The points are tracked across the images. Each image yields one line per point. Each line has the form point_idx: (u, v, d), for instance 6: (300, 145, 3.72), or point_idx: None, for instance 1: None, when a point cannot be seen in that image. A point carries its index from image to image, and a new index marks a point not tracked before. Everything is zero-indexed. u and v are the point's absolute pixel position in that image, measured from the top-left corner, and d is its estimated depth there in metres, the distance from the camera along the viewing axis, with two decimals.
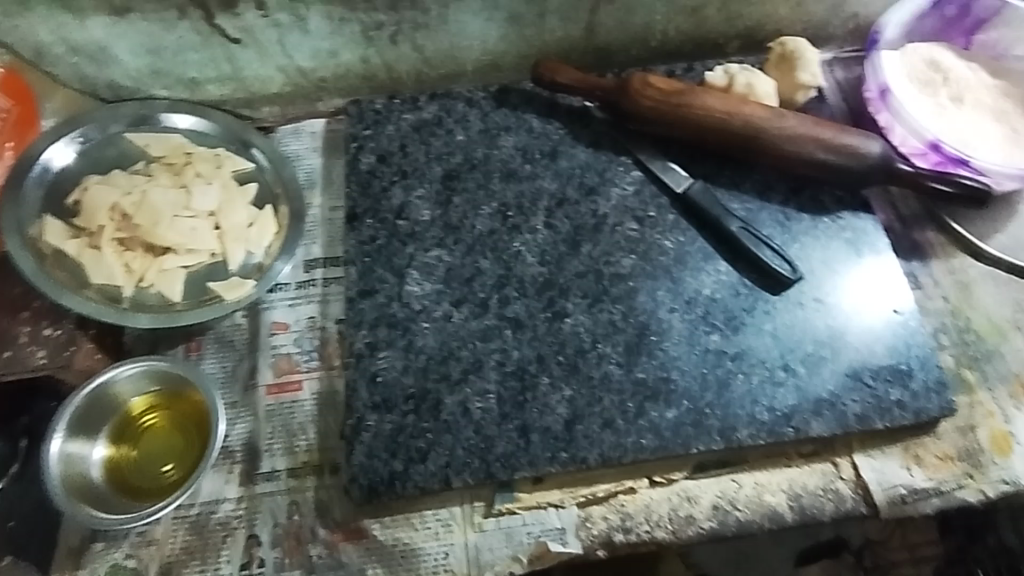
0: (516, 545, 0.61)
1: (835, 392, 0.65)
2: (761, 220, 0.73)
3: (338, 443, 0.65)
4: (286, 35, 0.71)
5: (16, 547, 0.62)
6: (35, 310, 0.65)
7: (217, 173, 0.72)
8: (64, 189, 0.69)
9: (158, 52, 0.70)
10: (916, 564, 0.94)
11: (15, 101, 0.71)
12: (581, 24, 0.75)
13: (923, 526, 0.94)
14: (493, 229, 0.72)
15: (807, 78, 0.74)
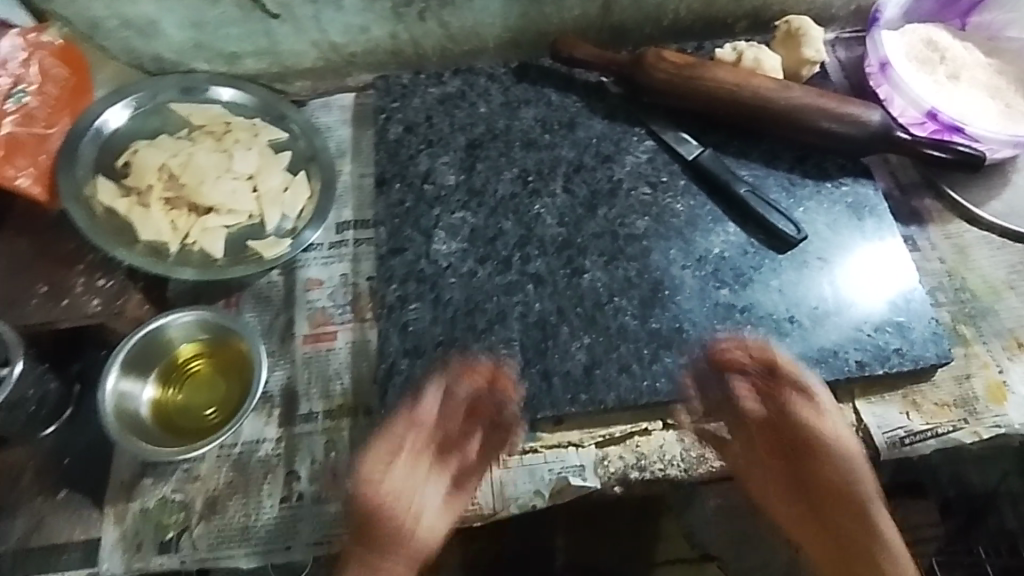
0: (539, 481, 0.66)
1: (838, 343, 0.70)
2: (767, 185, 0.77)
3: (370, 387, 0.69)
4: (321, 10, 0.75)
5: (72, 481, 0.67)
6: (89, 264, 0.68)
7: (254, 141, 0.75)
8: (113, 152, 0.74)
9: (202, 26, 0.75)
10: (917, 545, 0.96)
11: (71, 70, 0.71)
12: (597, 3, 0.80)
13: (926, 509, 0.97)
14: (514, 193, 0.77)
15: (811, 54, 0.78)
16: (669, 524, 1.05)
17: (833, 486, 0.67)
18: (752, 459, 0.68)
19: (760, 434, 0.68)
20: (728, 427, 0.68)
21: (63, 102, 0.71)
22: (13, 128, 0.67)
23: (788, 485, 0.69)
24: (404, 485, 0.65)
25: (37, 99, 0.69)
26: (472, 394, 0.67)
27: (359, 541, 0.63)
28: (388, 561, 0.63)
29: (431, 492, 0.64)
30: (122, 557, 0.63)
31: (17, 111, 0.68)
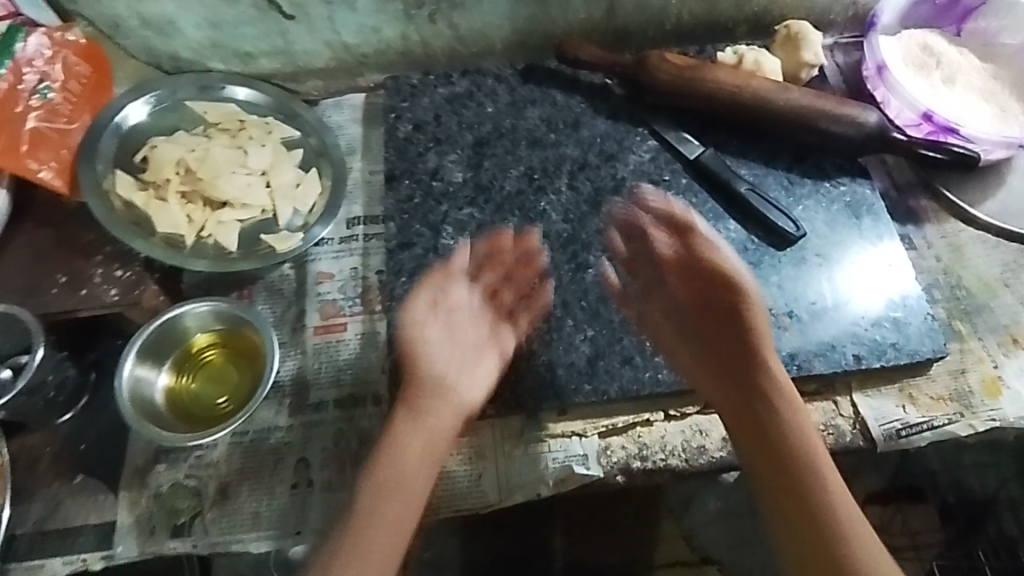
0: (543, 469, 0.67)
1: (836, 337, 0.71)
2: (767, 184, 0.79)
3: (379, 377, 0.71)
4: (335, 11, 0.78)
5: (87, 467, 0.68)
6: (106, 255, 0.71)
7: (267, 138, 0.77)
8: (132, 147, 0.76)
9: (219, 26, 0.77)
10: (919, 552, 0.95)
11: (94, 68, 0.75)
12: (602, 6, 0.82)
13: (925, 514, 0.98)
14: (520, 190, 0.79)
15: (810, 57, 0.80)
16: (670, 526, 1.01)
17: (786, 412, 0.61)
18: (699, 360, 0.65)
19: (710, 339, 0.65)
20: (668, 314, 0.68)
21: (85, 99, 0.74)
22: (36, 123, 0.71)
23: (747, 413, 0.62)
24: (444, 331, 0.66)
25: (60, 95, 0.73)
26: (507, 254, 0.71)
27: (408, 398, 0.64)
28: (430, 410, 0.64)
29: (467, 314, 0.67)
30: (136, 540, 0.65)
31: (41, 106, 0.72)
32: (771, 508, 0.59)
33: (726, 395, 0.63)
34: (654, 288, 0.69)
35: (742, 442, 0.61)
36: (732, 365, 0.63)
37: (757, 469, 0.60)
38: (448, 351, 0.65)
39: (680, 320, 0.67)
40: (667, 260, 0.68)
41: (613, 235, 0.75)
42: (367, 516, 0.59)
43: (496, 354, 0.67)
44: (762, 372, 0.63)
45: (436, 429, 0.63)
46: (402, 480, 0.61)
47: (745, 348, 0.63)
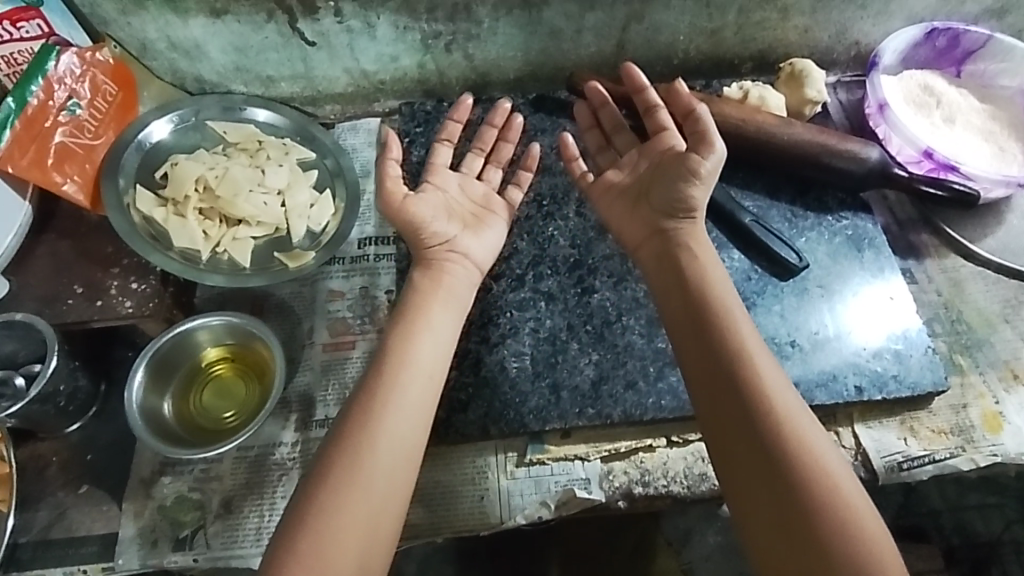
0: (545, 492, 0.68)
1: (837, 368, 0.72)
2: (770, 216, 0.81)
3: None
4: (355, 39, 0.80)
5: (94, 476, 0.69)
6: (123, 267, 0.73)
7: (285, 158, 0.79)
8: (154, 163, 0.78)
9: (244, 50, 0.80)
10: None
11: (121, 87, 0.78)
12: (612, 41, 0.85)
13: (930, 555, 0.95)
14: (530, 215, 0.80)
15: (813, 94, 0.83)
16: (667, 561, 0.97)
17: (752, 370, 0.58)
18: (669, 306, 0.65)
19: (681, 286, 0.65)
20: (648, 245, 0.70)
21: (111, 116, 0.77)
22: (64, 139, 0.73)
23: (712, 368, 0.59)
24: (442, 196, 0.73)
25: (87, 111, 0.75)
26: (485, 132, 0.80)
27: (424, 259, 0.69)
28: (446, 271, 0.69)
29: (457, 180, 0.75)
30: (138, 552, 0.65)
31: (70, 122, 0.74)
32: (734, 475, 0.55)
33: (690, 346, 0.61)
34: (629, 170, 0.75)
35: (705, 398, 0.59)
36: (699, 318, 0.62)
37: (719, 434, 0.57)
38: (449, 212, 0.72)
39: (658, 236, 0.69)
40: (648, 150, 0.74)
41: (588, 134, 0.81)
42: (385, 404, 0.58)
43: (484, 218, 0.74)
44: (727, 324, 0.61)
45: (454, 287, 0.68)
46: (420, 363, 0.61)
47: (710, 301, 0.63)
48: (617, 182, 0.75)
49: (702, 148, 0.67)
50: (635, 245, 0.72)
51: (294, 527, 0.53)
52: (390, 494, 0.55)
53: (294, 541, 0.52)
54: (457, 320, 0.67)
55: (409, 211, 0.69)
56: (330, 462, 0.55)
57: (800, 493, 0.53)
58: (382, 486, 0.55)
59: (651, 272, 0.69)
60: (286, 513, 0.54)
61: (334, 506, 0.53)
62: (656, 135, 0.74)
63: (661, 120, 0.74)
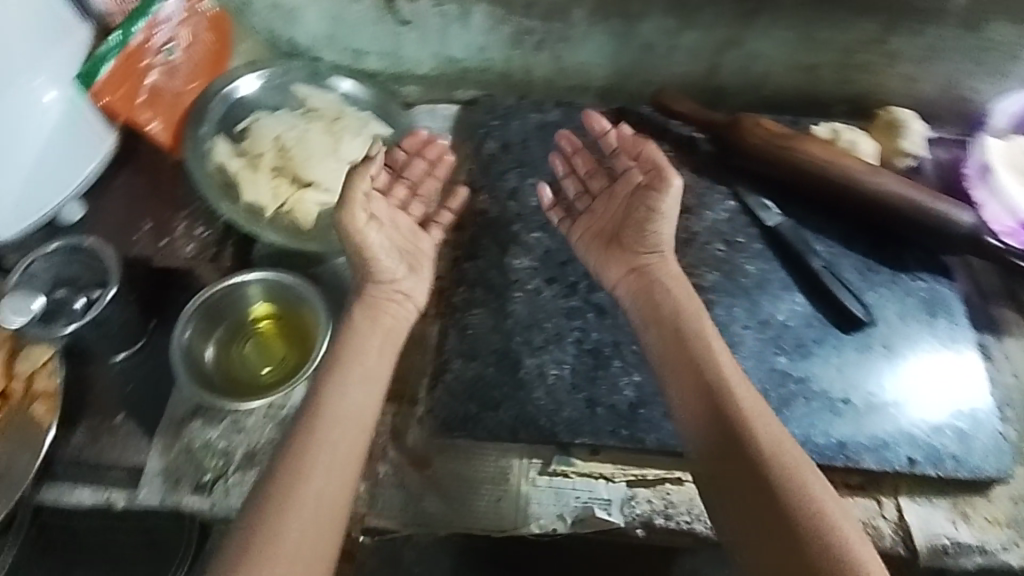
0: (564, 505, 0.66)
1: (892, 435, 0.68)
2: (843, 265, 0.77)
3: (419, 379, 0.71)
4: (449, 25, 0.80)
5: (131, 407, 0.71)
6: (191, 212, 0.77)
7: (361, 131, 0.80)
8: (237, 117, 0.79)
9: (340, 21, 0.81)
10: None
11: (216, 37, 0.79)
12: (705, 63, 0.83)
13: None
14: None
15: (908, 145, 0.79)
16: None
17: (733, 401, 0.56)
18: (654, 335, 0.63)
19: (669, 315, 0.63)
20: (633, 279, 0.67)
21: (204, 66, 0.79)
22: (157, 80, 0.75)
23: (698, 403, 0.57)
24: (388, 232, 0.69)
25: (183, 57, 0.76)
26: (415, 163, 0.77)
27: (366, 296, 0.67)
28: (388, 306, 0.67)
29: (391, 213, 0.72)
30: (161, 488, 0.66)
31: (164, 65, 0.75)
32: (732, 514, 0.52)
33: (674, 379, 0.59)
34: (600, 214, 0.72)
35: (694, 434, 0.56)
36: (682, 348, 0.60)
37: (712, 472, 0.54)
38: (395, 247, 0.69)
39: (637, 269, 0.67)
40: (618, 193, 0.70)
41: (565, 179, 0.76)
42: (336, 393, 0.59)
43: (421, 254, 0.72)
44: (707, 353, 0.59)
45: (397, 328, 0.67)
46: (367, 354, 0.63)
47: (689, 331, 0.61)
48: (593, 230, 0.72)
49: (657, 181, 0.65)
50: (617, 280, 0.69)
51: (259, 515, 0.52)
52: (331, 504, 0.53)
53: (260, 532, 0.51)
54: (406, 312, 0.68)
55: (361, 241, 0.66)
56: (290, 453, 0.55)
57: (795, 526, 0.49)
58: (340, 470, 0.55)
59: (635, 303, 0.66)
60: (246, 508, 0.53)
61: (297, 487, 0.53)
62: (624, 174, 0.70)
63: (626, 157, 0.70)
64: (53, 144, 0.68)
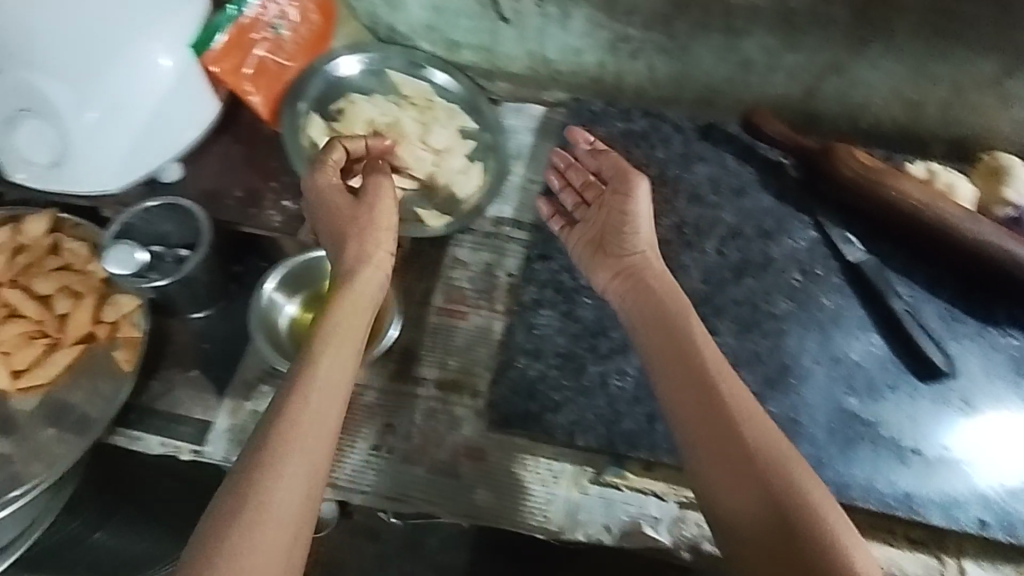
0: (612, 517, 0.66)
1: (962, 493, 0.65)
2: (926, 310, 0.74)
3: (482, 372, 0.72)
4: (548, 26, 0.80)
5: (206, 364, 0.74)
6: (282, 184, 0.78)
7: (449, 123, 0.81)
8: (332, 97, 0.80)
9: (442, 11, 0.82)
10: None
11: (322, 17, 0.81)
12: (803, 87, 0.80)
13: None
14: (669, 239, 0.78)
15: (1014, 194, 0.75)
16: None
17: (727, 401, 0.53)
18: (646, 331, 0.60)
19: (662, 310, 0.60)
20: (628, 275, 0.64)
21: (309, 44, 0.80)
22: (264, 54, 0.76)
23: (693, 405, 0.54)
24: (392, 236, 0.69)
25: (290, 34, 0.78)
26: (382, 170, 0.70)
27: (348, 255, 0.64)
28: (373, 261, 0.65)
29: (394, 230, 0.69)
30: (226, 446, 0.69)
31: (271, 39, 0.77)
32: (738, 520, 0.50)
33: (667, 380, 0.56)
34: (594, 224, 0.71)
35: (691, 434, 0.53)
36: (676, 346, 0.57)
37: (713, 476, 0.51)
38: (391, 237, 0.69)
39: (625, 267, 0.65)
40: (605, 201, 0.69)
41: (563, 193, 0.75)
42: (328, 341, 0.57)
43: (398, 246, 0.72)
44: (699, 352, 0.56)
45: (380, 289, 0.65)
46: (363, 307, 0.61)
47: (680, 328, 0.58)
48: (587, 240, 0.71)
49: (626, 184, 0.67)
50: (610, 277, 0.66)
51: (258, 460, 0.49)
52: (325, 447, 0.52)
53: (260, 478, 0.48)
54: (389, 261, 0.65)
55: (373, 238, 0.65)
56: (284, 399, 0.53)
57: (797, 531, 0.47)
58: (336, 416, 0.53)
59: (626, 301, 0.64)
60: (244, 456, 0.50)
61: (297, 432, 0.51)
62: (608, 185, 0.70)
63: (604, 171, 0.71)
64: (160, 111, 0.70)
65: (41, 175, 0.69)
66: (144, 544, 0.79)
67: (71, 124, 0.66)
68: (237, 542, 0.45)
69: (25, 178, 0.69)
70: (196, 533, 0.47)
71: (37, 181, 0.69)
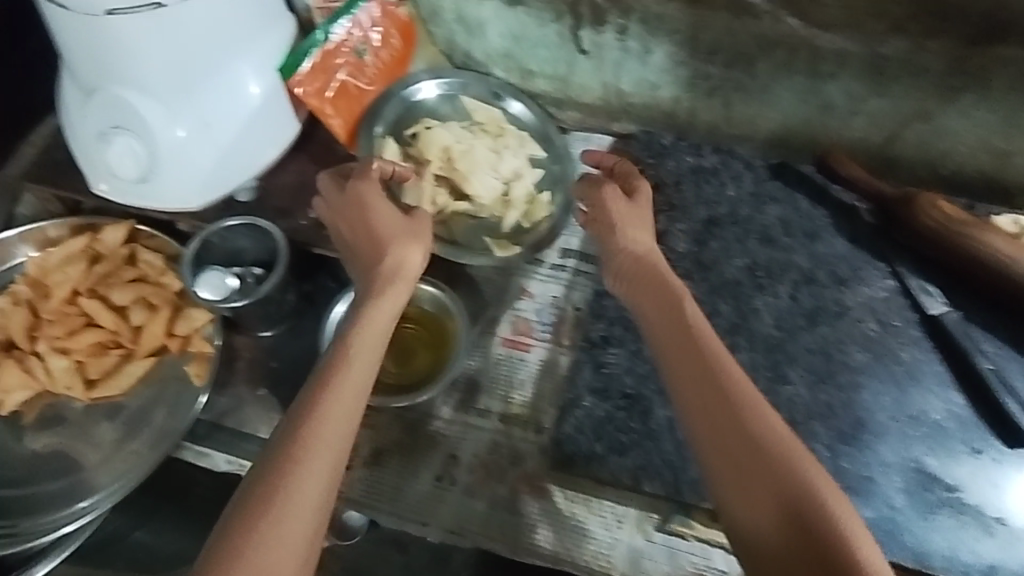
0: (677, 566, 0.64)
1: None
2: (1011, 371, 0.71)
3: (547, 408, 0.72)
4: (626, 60, 0.80)
5: (274, 383, 0.75)
6: None
7: (519, 150, 0.81)
8: (406, 121, 0.81)
9: (520, 40, 0.81)
10: None
11: (402, 41, 0.81)
12: (885, 133, 0.78)
13: None
14: (740, 281, 0.77)
15: None
16: None
17: (733, 391, 0.51)
18: (653, 322, 0.59)
19: (668, 301, 0.59)
20: (636, 268, 0.64)
21: (388, 68, 0.81)
22: (345, 77, 0.77)
23: (699, 399, 0.52)
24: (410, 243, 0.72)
25: (372, 57, 0.78)
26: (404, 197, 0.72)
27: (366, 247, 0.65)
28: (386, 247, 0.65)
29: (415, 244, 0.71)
30: None
31: (353, 63, 0.77)
32: (744, 518, 0.47)
33: (671, 372, 0.54)
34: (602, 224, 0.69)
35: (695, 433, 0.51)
36: (681, 337, 0.55)
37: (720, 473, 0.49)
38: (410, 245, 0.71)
39: (629, 265, 0.64)
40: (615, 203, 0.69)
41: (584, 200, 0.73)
42: (349, 328, 0.58)
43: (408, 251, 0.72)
44: (705, 343, 0.54)
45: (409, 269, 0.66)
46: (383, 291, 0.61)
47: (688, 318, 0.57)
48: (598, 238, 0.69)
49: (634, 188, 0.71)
50: (619, 270, 0.65)
51: (282, 450, 0.51)
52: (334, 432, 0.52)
53: (281, 465, 0.50)
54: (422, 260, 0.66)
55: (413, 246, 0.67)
56: (308, 386, 0.54)
57: (808, 533, 0.45)
58: (350, 399, 0.54)
59: (633, 297, 0.63)
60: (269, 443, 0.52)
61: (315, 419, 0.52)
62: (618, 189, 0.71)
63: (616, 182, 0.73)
64: (245, 128, 0.70)
65: (129, 191, 0.70)
66: (182, 539, 0.74)
67: (161, 138, 0.67)
68: (258, 528, 0.47)
69: (113, 193, 0.71)
70: (223, 520, 0.49)
71: (124, 197, 0.70)
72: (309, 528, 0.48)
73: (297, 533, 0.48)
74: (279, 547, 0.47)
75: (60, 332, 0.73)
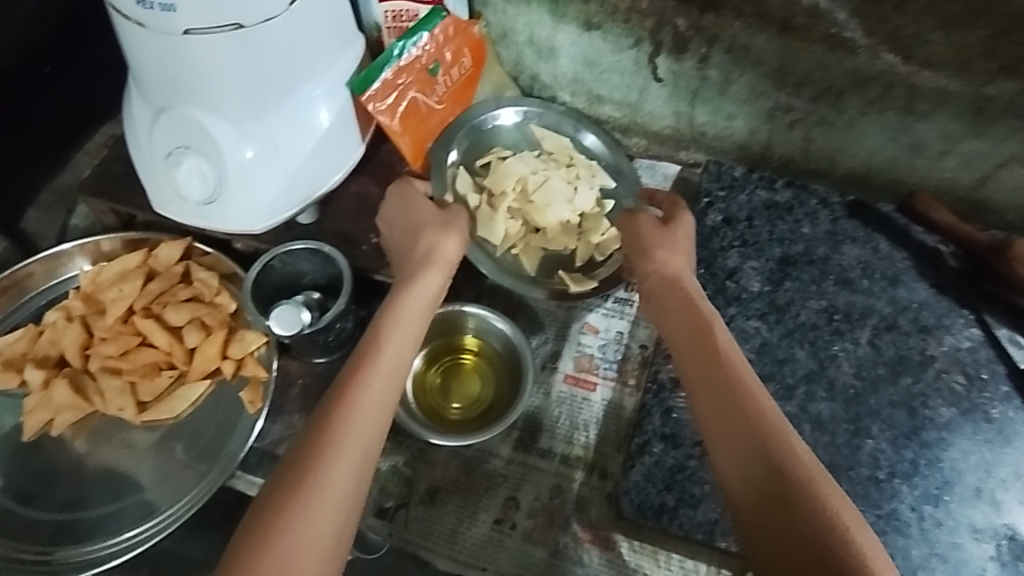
0: None
1: None
2: None
3: (614, 452, 0.69)
4: (704, 89, 0.76)
5: None
6: None
7: (591, 181, 0.77)
8: (477, 150, 0.79)
9: (592, 66, 0.79)
10: None
11: (474, 63, 0.77)
12: (976, 174, 0.74)
13: None
14: (817, 325, 0.74)
15: None
16: None
17: (757, 414, 0.49)
18: (679, 346, 0.57)
19: (698, 326, 0.56)
20: (662, 289, 0.61)
21: (458, 90, 0.78)
22: (415, 95, 0.73)
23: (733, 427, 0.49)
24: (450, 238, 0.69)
25: (443, 76, 0.75)
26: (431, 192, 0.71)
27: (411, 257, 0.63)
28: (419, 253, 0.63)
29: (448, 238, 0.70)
30: None
31: (423, 80, 0.74)
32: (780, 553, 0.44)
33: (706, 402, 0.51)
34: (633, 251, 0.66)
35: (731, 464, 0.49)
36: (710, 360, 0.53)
37: (749, 509, 0.47)
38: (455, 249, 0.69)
39: (657, 286, 0.62)
40: (648, 226, 0.67)
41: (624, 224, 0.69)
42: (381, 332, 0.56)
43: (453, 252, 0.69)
44: (728, 364, 0.53)
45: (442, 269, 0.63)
46: (415, 276, 0.61)
47: (716, 343, 0.54)
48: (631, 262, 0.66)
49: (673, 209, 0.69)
50: (648, 293, 0.63)
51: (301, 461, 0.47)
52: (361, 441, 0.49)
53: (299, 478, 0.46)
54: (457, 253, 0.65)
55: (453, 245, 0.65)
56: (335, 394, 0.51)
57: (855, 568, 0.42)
58: (385, 401, 0.51)
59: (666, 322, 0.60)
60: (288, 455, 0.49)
61: (340, 430, 0.48)
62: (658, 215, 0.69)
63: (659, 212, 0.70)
64: (312, 153, 0.68)
65: (192, 212, 0.69)
66: (206, 546, 0.69)
67: (228, 160, 0.65)
68: (286, 518, 0.44)
69: (176, 212, 0.69)
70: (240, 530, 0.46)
71: (189, 218, 0.69)
72: (333, 536, 0.45)
73: (322, 539, 0.44)
74: (310, 544, 0.44)
75: (114, 351, 0.71)
